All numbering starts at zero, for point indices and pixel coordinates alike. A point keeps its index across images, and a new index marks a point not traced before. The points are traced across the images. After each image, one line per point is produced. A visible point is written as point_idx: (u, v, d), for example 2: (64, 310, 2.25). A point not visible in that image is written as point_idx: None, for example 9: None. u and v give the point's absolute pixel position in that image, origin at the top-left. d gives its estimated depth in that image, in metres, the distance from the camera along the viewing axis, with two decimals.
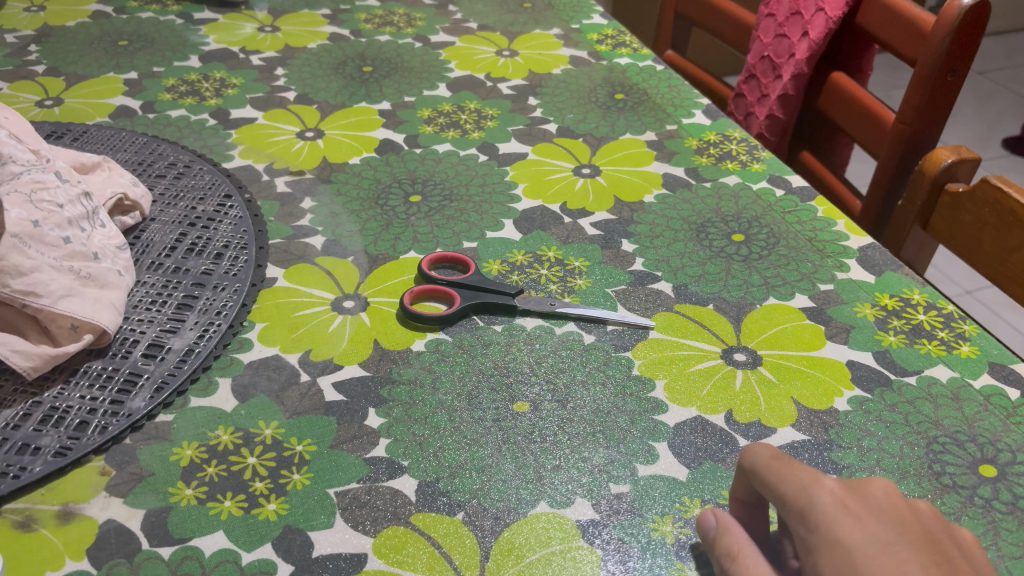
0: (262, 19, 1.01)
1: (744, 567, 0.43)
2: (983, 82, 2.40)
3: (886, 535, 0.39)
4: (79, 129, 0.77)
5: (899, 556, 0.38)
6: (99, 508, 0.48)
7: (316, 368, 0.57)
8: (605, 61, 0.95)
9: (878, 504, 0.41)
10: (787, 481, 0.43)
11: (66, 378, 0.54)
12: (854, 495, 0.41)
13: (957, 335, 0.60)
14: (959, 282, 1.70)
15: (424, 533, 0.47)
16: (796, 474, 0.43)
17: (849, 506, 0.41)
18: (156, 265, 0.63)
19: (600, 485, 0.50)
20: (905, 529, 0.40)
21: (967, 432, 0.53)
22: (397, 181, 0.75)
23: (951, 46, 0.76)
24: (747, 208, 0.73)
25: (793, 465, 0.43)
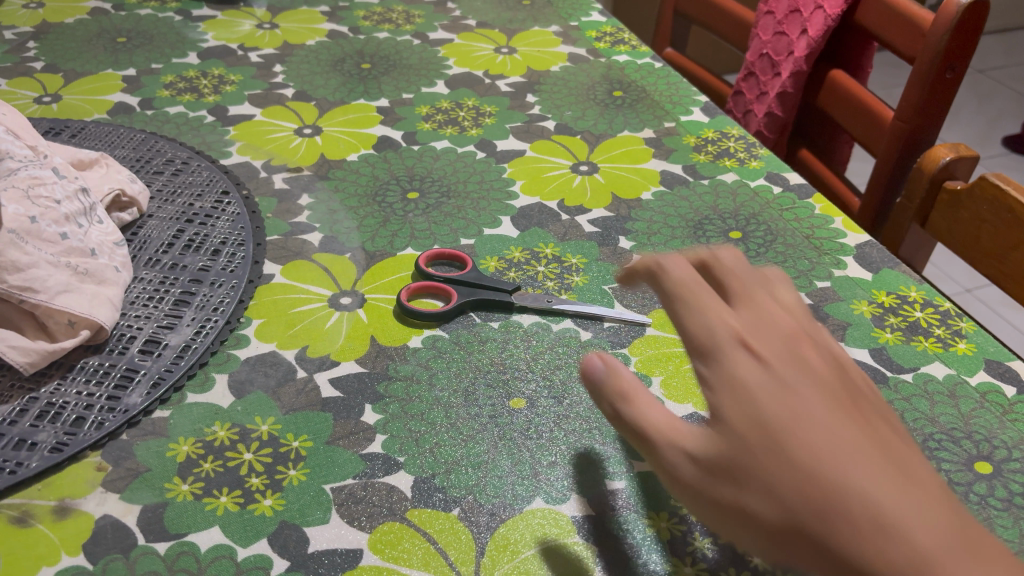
0: (261, 15, 1.01)
1: (638, 408, 0.38)
2: (984, 81, 2.40)
3: (791, 379, 0.37)
4: (77, 125, 0.77)
5: (807, 405, 0.36)
6: (95, 503, 0.48)
7: (313, 364, 0.57)
8: (604, 58, 0.95)
9: (779, 340, 0.39)
10: (692, 322, 0.40)
11: (63, 374, 0.54)
12: (755, 333, 0.39)
13: (954, 332, 0.60)
14: (959, 281, 1.70)
15: (419, 528, 0.47)
16: (699, 309, 0.40)
17: (753, 346, 0.38)
18: (153, 261, 0.63)
19: (596, 481, 0.50)
20: (814, 375, 0.37)
21: (963, 429, 0.53)
22: (395, 177, 0.75)
23: (949, 44, 0.76)
24: (745, 205, 0.73)
25: (702, 299, 0.40)
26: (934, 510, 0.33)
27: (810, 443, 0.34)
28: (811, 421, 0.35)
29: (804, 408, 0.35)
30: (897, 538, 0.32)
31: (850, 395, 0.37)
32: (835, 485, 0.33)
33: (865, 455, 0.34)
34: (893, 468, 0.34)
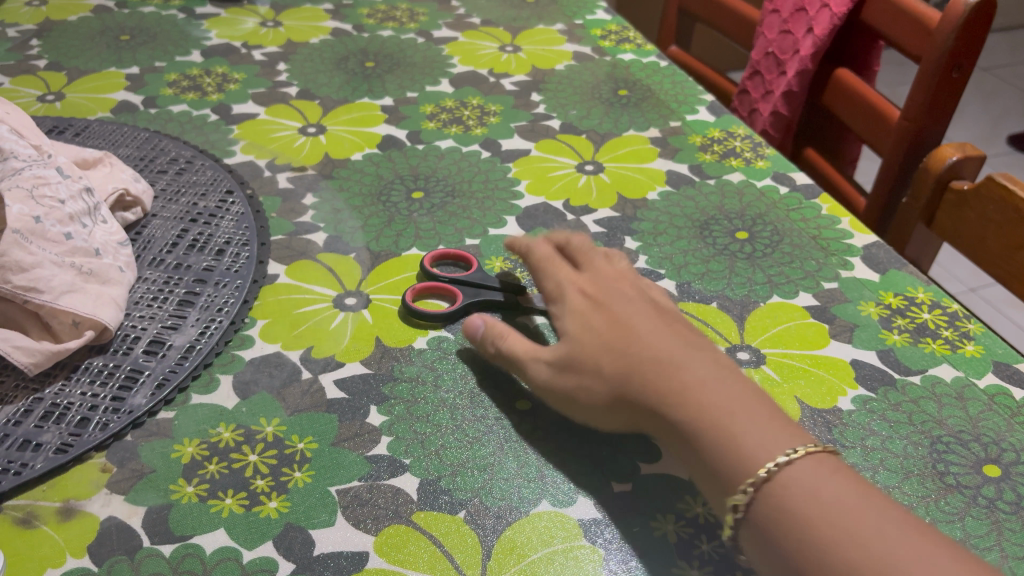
0: (264, 13, 1.01)
1: (509, 342, 0.55)
2: (988, 79, 2.39)
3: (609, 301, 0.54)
4: (80, 124, 0.77)
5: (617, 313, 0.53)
6: (100, 505, 0.47)
7: (318, 365, 0.57)
8: (608, 56, 0.95)
9: (608, 278, 0.57)
10: (548, 280, 0.58)
11: (67, 374, 0.53)
12: (592, 279, 0.57)
13: (961, 334, 0.60)
14: (963, 280, 1.70)
15: (425, 531, 0.47)
16: (555, 271, 0.59)
17: (584, 291, 0.56)
18: (157, 261, 0.62)
19: (601, 483, 0.50)
20: (632, 298, 0.55)
21: (971, 431, 0.53)
22: (399, 177, 0.75)
23: (956, 43, 0.75)
24: (751, 205, 0.73)
25: (557, 265, 0.59)
26: (705, 365, 0.49)
27: (619, 334, 0.51)
28: (620, 323, 0.52)
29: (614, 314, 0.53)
30: (672, 382, 0.48)
31: (658, 307, 0.55)
32: (636, 360, 0.49)
33: (658, 338, 0.50)
34: (677, 341, 0.50)
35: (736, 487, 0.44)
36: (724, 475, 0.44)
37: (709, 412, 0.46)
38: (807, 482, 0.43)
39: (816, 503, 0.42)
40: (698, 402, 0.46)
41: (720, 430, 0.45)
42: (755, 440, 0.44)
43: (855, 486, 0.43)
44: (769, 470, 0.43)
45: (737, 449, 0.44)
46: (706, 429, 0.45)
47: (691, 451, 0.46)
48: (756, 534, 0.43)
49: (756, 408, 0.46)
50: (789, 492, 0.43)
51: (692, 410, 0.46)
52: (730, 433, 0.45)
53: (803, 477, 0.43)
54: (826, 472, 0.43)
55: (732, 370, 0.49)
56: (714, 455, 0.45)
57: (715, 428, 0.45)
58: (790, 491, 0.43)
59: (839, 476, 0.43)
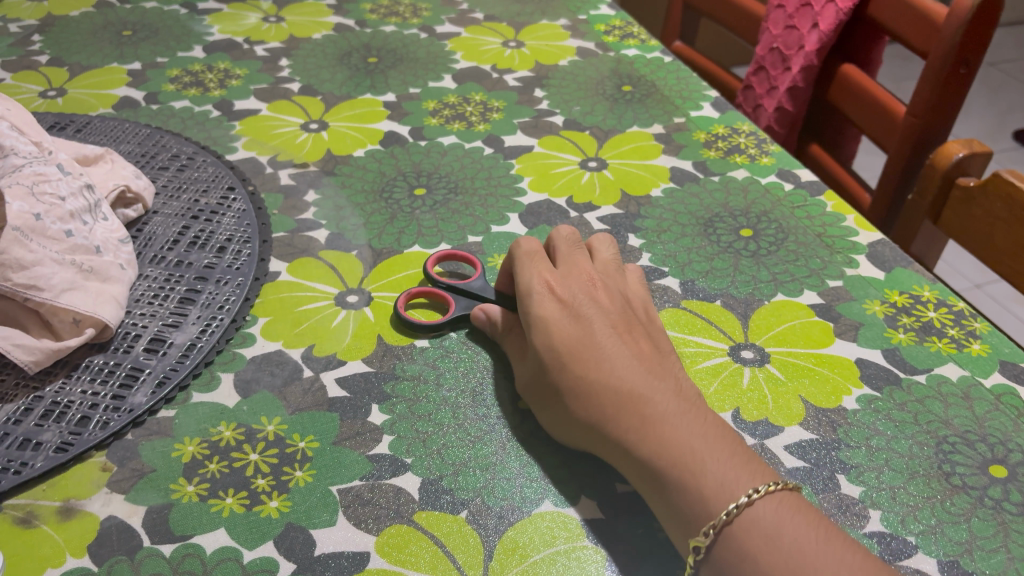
0: (267, 8, 1.00)
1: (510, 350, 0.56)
2: (994, 74, 2.38)
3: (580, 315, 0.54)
4: (82, 120, 0.77)
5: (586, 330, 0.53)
6: (100, 504, 0.47)
7: (320, 363, 0.57)
8: (612, 52, 0.94)
9: (576, 281, 0.57)
10: (521, 275, 0.57)
11: (68, 373, 0.53)
12: (560, 280, 0.57)
13: (967, 332, 0.60)
14: (969, 276, 1.69)
15: (427, 531, 0.47)
16: (527, 267, 0.57)
17: (557, 291, 0.56)
18: (158, 258, 0.62)
19: (604, 483, 0.50)
20: (600, 307, 0.55)
21: (977, 431, 0.53)
22: (402, 174, 0.75)
23: (962, 39, 0.75)
24: (756, 203, 0.72)
25: (531, 260, 0.58)
26: (670, 399, 0.50)
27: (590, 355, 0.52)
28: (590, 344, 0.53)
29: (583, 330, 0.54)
30: (640, 415, 0.49)
31: (628, 318, 0.56)
32: (604, 385, 0.50)
33: (625, 364, 0.51)
34: (643, 368, 0.51)
35: (694, 530, 0.45)
36: (687, 515, 0.46)
37: (675, 451, 0.47)
38: (769, 524, 0.45)
39: (775, 548, 0.44)
40: (664, 440, 0.48)
41: (684, 468, 0.47)
42: (718, 481, 0.46)
43: (814, 527, 0.45)
44: (729, 512, 0.45)
45: (701, 489, 0.46)
46: (672, 465, 0.47)
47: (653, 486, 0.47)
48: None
49: (715, 444, 0.48)
50: (749, 536, 0.45)
51: (658, 447, 0.48)
52: (695, 472, 0.46)
53: (765, 520, 0.45)
54: (786, 513, 0.45)
55: (694, 403, 0.51)
56: (676, 494, 0.46)
57: (680, 467, 0.47)
58: (751, 535, 0.45)
59: (800, 516, 0.45)
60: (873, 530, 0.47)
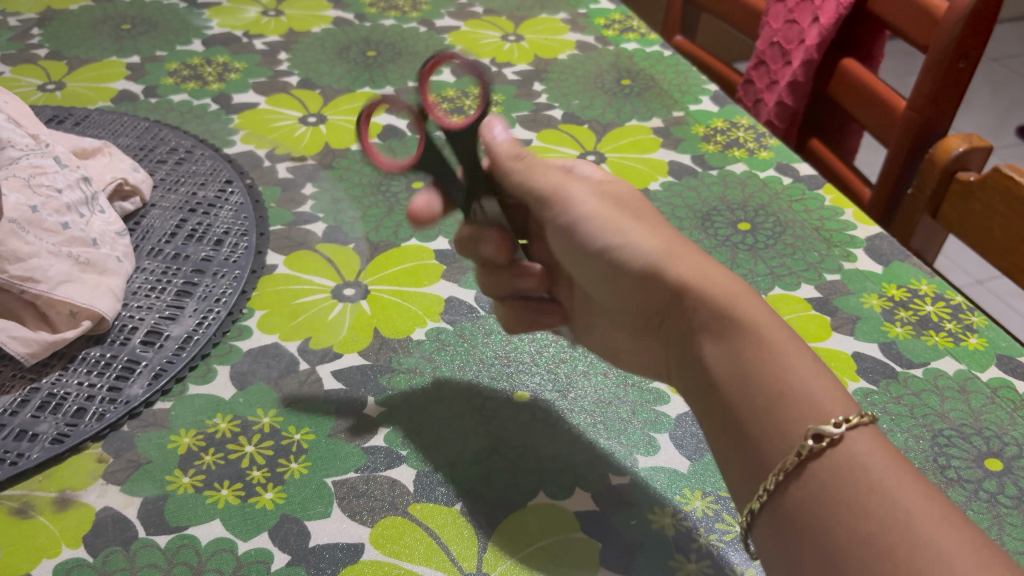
0: (266, 2, 1.00)
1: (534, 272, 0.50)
2: (997, 69, 2.37)
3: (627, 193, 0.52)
4: (80, 113, 0.77)
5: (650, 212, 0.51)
6: (96, 495, 0.47)
7: (316, 356, 0.57)
8: (612, 46, 0.94)
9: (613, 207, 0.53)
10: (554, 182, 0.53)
11: (64, 365, 0.53)
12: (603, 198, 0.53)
13: (964, 326, 0.60)
14: (970, 272, 1.69)
15: (422, 523, 0.47)
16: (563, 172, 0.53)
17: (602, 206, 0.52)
18: (156, 251, 0.62)
19: (599, 475, 0.50)
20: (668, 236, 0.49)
21: (973, 425, 0.52)
22: (400, 167, 0.75)
23: (962, 33, 0.75)
24: (755, 196, 0.72)
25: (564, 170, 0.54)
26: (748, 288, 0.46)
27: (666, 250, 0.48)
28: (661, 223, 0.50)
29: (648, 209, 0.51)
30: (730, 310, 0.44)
31: None
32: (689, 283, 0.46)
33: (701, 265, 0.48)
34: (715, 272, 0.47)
35: (783, 448, 0.40)
36: (774, 403, 0.41)
37: (765, 327, 0.43)
38: (866, 455, 0.39)
39: (870, 479, 0.38)
40: (754, 317, 0.44)
41: (780, 360, 0.42)
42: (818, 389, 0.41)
43: (908, 472, 0.38)
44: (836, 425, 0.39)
45: (793, 384, 0.41)
46: (758, 341, 0.43)
47: (736, 373, 0.42)
48: (785, 511, 0.39)
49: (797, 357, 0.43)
50: (841, 463, 0.38)
51: (744, 319, 0.44)
52: (793, 367, 0.42)
53: (862, 449, 0.39)
54: (881, 451, 0.39)
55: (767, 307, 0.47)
56: (763, 372, 0.42)
57: (770, 350, 0.42)
58: (845, 463, 0.38)
59: (901, 467, 0.39)
60: None
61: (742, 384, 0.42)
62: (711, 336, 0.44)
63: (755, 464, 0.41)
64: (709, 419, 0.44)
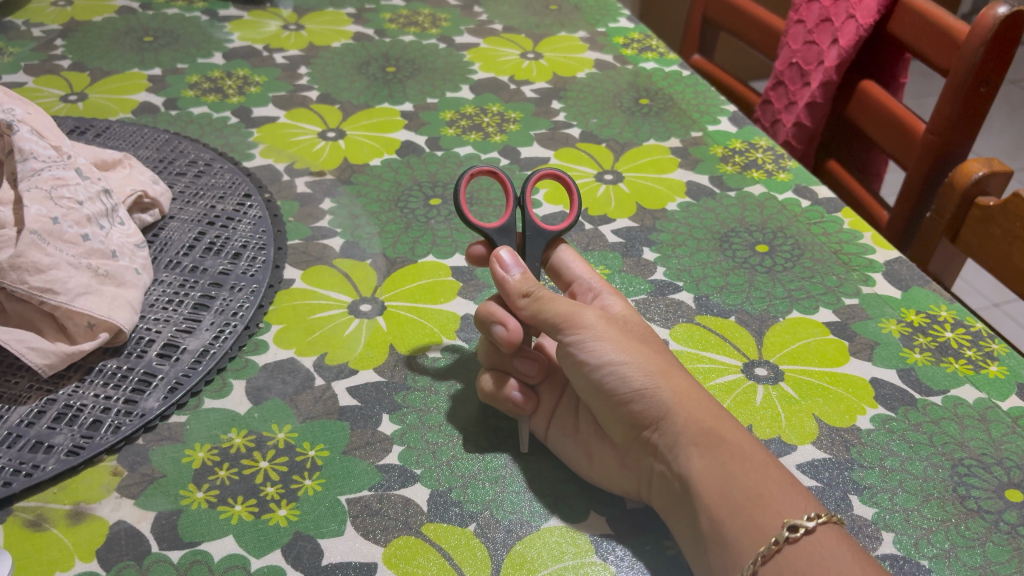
0: (287, 17, 1.01)
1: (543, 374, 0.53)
2: (1016, 92, 2.37)
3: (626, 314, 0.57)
4: (101, 125, 0.77)
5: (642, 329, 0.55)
6: (110, 508, 0.47)
7: (332, 372, 0.57)
8: (630, 65, 0.94)
9: None
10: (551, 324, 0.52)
11: (81, 376, 0.53)
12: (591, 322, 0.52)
13: (985, 353, 0.59)
14: (986, 295, 1.68)
15: (435, 543, 0.46)
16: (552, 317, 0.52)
17: None
18: (173, 264, 0.62)
19: (614, 499, 0.50)
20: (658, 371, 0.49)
21: (993, 455, 0.52)
22: (418, 184, 0.75)
23: (983, 58, 0.74)
24: (773, 218, 0.72)
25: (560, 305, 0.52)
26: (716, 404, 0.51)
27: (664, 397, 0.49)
28: (652, 338, 0.54)
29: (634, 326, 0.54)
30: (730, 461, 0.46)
31: None
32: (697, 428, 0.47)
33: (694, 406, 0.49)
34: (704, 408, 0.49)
35: (758, 537, 0.44)
36: (753, 504, 0.45)
37: (745, 439, 0.48)
38: (840, 541, 0.44)
39: (837, 566, 0.42)
40: (740, 434, 0.48)
41: (761, 469, 0.46)
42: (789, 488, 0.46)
43: (874, 567, 0.43)
44: (810, 519, 0.44)
45: (777, 488, 0.45)
46: (738, 450, 0.47)
47: (723, 479, 0.46)
48: None
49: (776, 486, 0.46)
50: (812, 556, 0.43)
51: (732, 434, 0.47)
52: (770, 474, 0.46)
53: (830, 539, 0.44)
54: (845, 540, 0.44)
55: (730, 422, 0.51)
56: (743, 478, 0.46)
57: (752, 463, 0.46)
58: (818, 552, 0.43)
59: (861, 555, 0.44)
60: (886, 553, 0.47)
61: (726, 488, 0.45)
62: (697, 447, 0.47)
63: (736, 558, 0.44)
64: (688, 523, 0.47)
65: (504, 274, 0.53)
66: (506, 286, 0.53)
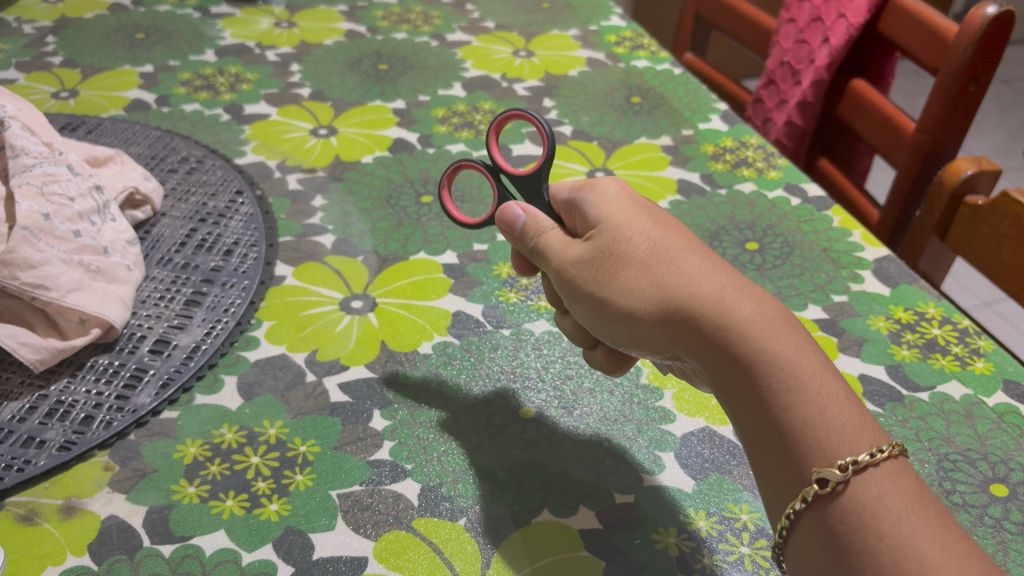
0: (279, 14, 1.01)
1: None
2: (1006, 91, 2.38)
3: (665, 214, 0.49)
4: (93, 121, 0.77)
5: (674, 245, 0.46)
6: (101, 503, 0.47)
7: (323, 368, 0.57)
8: (622, 63, 0.94)
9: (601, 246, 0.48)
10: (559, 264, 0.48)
11: (73, 372, 0.54)
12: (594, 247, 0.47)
13: (972, 350, 0.60)
14: (977, 293, 1.69)
15: (425, 538, 0.47)
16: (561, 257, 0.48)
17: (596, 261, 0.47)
18: (165, 260, 0.62)
19: (604, 493, 0.50)
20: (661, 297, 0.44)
21: (979, 450, 0.52)
22: (409, 181, 0.75)
23: (973, 56, 0.75)
24: (763, 216, 0.72)
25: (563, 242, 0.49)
26: (774, 311, 0.42)
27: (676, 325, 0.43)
28: (683, 253, 0.45)
29: (661, 243, 0.46)
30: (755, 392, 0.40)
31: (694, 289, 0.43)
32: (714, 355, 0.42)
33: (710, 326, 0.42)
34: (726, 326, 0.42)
35: (795, 482, 0.39)
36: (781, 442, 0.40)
37: (780, 356, 0.40)
38: (889, 491, 0.38)
39: (886, 523, 0.37)
40: (778, 349, 0.40)
41: (796, 394, 0.39)
42: (833, 421, 0.39)
43: (932, 522, 0.37)
44: (843, 469, 0.38)
45: (811, 419, 0.39)
46: (766, 369, 0.40)
47: (753, 411, 0.41)
48: (803, 539, 0.39)
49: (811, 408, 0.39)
50: (859, 507, 0.38)
51: (764, 351, 0.41)
52: (808, 399, 0.39)
53: (874, 492, 0.38)
54: (896, 490, 0.38)
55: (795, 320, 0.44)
56: (769, 411, 0.40)
57: (785, 386, 0.40)
58: (864, 505, 0.38)
59: (917, 512, 0.37)
60: None
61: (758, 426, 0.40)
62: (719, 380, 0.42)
63: (775, 507, 0.40)
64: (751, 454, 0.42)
65: (513, 223, 0.51)
66: (519, 231, 0.51)
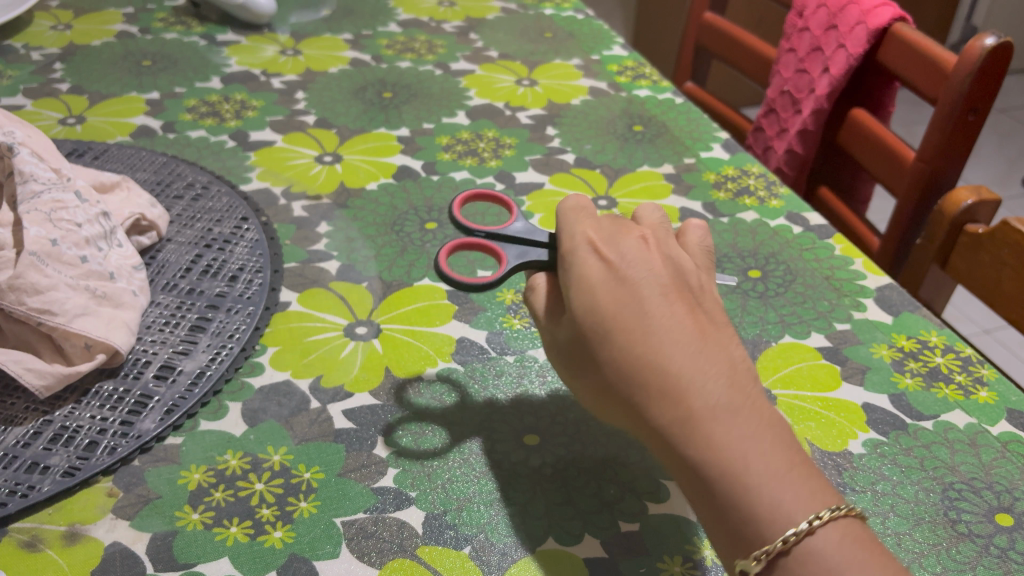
0: (285, 41, 1.02)
1: None
2: (1004, 120, 2.39)
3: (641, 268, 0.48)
4: (100, 147, 0.78)
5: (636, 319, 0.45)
6: (105, 530, 0.47)
7: (327, 395, 0.57)
8: (624, 92, 0.95)
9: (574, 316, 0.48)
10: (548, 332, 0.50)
11: (78, 398, 0.54)
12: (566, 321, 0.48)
13: (975, 379, 0.60)
14: (977, 321, 1.69)
15: (430, 566, 0.47)
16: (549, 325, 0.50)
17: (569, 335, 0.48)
18: (170, 286, 0.63)
19: (608, 521, 0.50)
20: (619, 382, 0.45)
21: (984, 479, 0.52)
22: (413, 208, 0.75)
23: (971, 87, 0.75)
24: (766, 244, 0.73)
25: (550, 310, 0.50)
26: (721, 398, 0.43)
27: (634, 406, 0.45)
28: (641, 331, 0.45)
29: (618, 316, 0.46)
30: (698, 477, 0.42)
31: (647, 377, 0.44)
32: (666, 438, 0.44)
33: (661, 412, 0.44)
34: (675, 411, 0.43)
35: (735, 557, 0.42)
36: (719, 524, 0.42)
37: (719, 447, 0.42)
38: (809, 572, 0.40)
39: None
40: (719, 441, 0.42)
41: (726, 481, 0.41)
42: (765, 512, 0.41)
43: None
44: (758, 560, 0.41)
45: (742, 510, 0.41)
46: (707, 458, 0.42)
47: (694, 491, 0.43)
48: None
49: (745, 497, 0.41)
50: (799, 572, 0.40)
51: (705, 442, 0.42)
52: (736, 489, 0.41)
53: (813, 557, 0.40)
54: (836, 555, 0.40)
55: (752, 392, 0.44)
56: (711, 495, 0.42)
57: (717, 472, 0.42)
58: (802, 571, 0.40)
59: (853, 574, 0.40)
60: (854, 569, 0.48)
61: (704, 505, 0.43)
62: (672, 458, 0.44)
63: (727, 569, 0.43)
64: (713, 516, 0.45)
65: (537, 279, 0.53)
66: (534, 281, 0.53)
